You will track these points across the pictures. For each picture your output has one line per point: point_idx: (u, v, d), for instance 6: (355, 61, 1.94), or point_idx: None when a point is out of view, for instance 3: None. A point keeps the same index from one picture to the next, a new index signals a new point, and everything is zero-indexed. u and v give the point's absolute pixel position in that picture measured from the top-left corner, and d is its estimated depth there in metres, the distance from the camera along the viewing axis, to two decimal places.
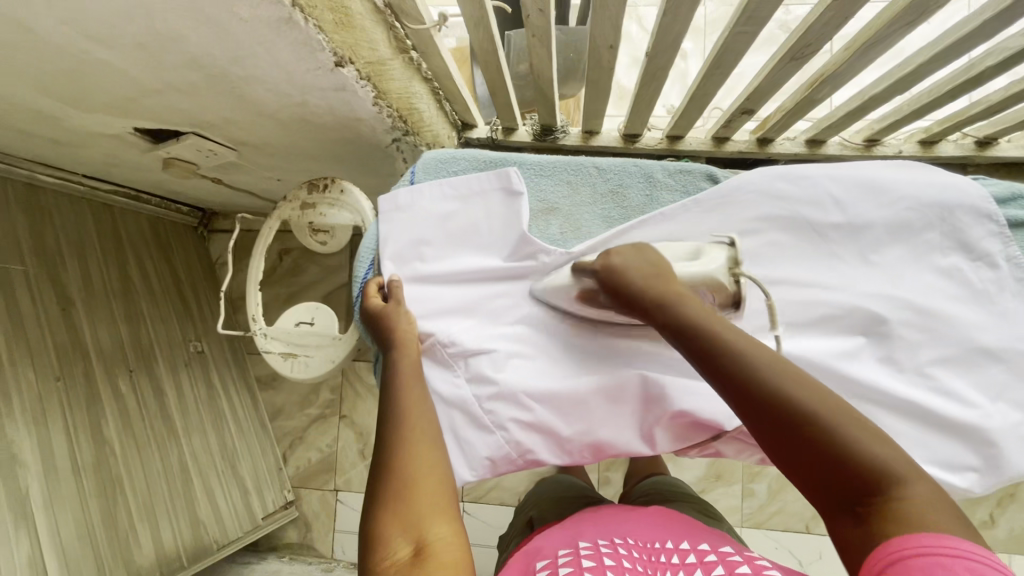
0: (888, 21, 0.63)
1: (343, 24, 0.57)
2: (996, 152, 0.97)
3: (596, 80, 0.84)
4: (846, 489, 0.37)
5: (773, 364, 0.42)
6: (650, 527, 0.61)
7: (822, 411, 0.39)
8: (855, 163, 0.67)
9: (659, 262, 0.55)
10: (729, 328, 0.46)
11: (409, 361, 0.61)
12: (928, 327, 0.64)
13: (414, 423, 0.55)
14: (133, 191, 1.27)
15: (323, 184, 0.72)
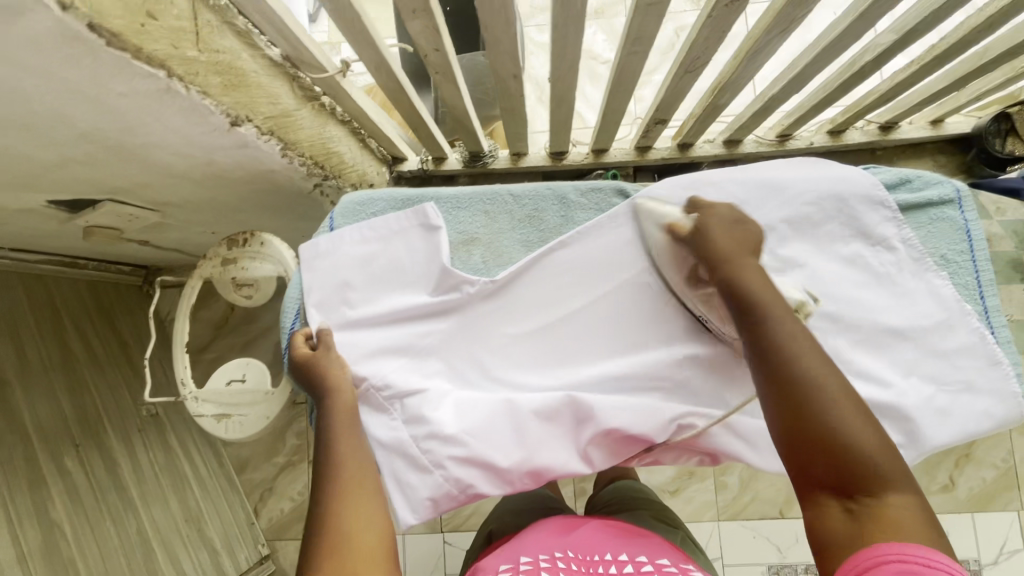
0: (763, 31, 0.67)
1: (236, 84, 0.58)
2: (899, 135, 1.03)
3: (511, 107, 0.87)
4: (837, 482, 0.46)
5: (823, 367, 0.49)
6: (596, 533, 0.65)
7: (846, 417, 0.47)
8: (754, 165, 0.70)
9: (750, 234, 0.60)
10: (796, 323, 0.52)
11: (342, 411, 0.61)
12: (837, 315, 0.67)
13: (351, 478, 0.55)
14: (66, 257, 1.19)
15: (242, 238, 0.72)
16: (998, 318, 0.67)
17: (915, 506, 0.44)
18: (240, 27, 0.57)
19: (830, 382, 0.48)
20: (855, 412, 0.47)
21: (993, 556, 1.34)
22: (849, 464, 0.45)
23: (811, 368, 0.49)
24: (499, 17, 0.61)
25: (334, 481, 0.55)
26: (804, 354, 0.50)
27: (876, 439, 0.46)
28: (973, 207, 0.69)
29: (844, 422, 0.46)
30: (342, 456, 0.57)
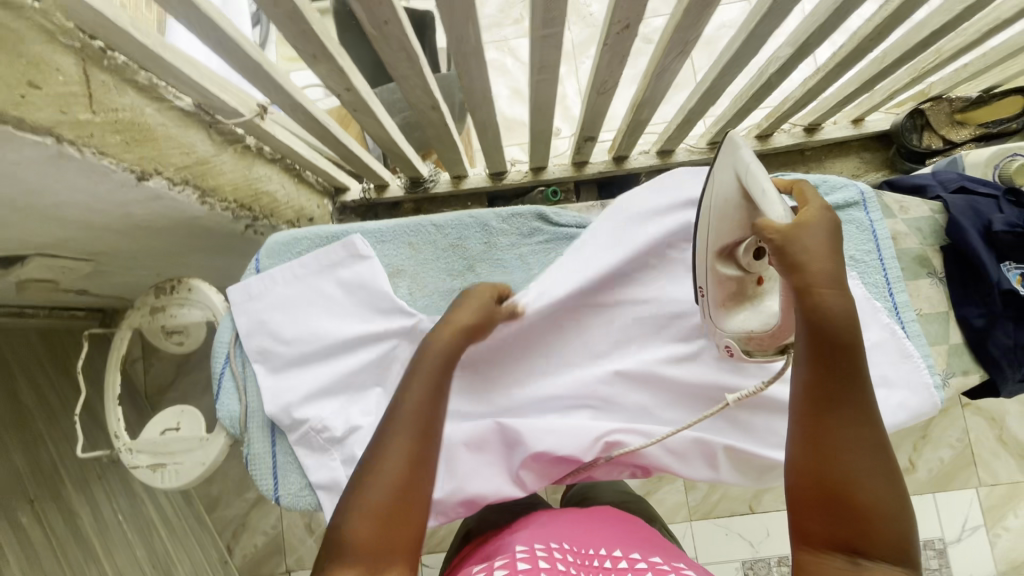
0: (662, 53, 0.69)
1: (141, 139, 0.59)
2: (824, 136, 1.06)
3: (438, 134, 0.88)
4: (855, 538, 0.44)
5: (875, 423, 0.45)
6: (587, 532, 0.60)
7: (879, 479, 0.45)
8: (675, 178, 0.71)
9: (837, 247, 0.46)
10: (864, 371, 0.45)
11: (443, 350, 0.55)
12: None
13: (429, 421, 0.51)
14: (13, 307, 1.11)
15: (170, 286, 0.72)
16: (908, 313, 0.69)
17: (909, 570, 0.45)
18: (144, 83, 0.58)
19: (869, 454, 0.45)
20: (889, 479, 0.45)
21: (957, 534, 1.37)
22: (871, 527, 0.44)
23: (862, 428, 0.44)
24: (401, 56, 0.63)
25: (412, 417, 0.50)
26: (865, 410, 0.45)
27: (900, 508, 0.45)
28: (878, 207, 0.72)
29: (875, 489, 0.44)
30: (427, 396, 0.52)
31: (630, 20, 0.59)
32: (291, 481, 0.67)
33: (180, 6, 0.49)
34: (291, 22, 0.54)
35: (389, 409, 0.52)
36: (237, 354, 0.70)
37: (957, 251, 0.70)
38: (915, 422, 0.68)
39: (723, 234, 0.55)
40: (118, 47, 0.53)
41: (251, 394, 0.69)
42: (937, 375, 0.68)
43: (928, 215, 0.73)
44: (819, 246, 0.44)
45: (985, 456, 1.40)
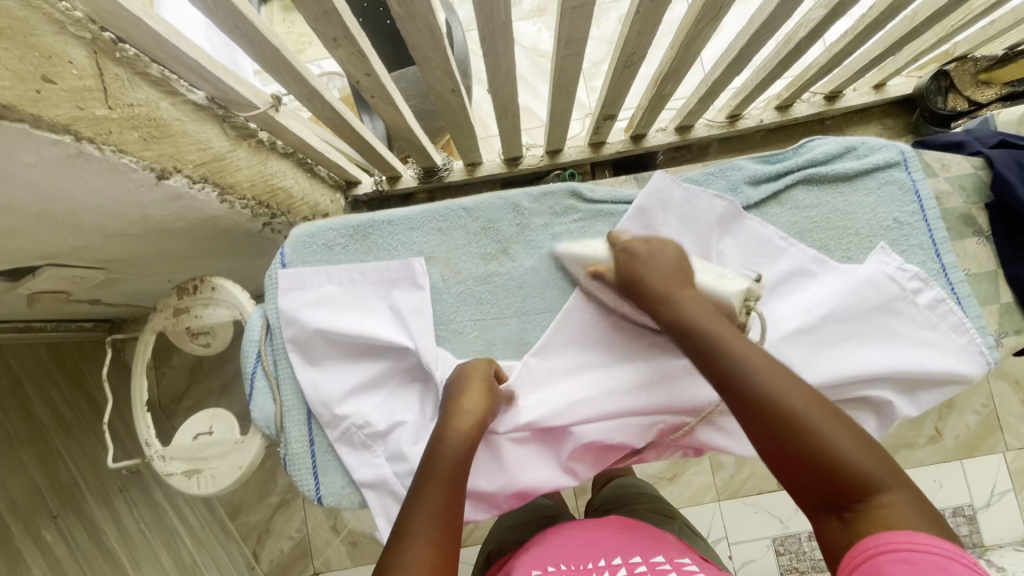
0: (693, 21, 0.66)
1: (158, 135, 0.56)
2: (844, 104, 1.04)
3: (455, 119, 0.85)
4: (835, 496, 0.44)
5: (767, 368, 0.47)
6: (585, 539, 0.61)
7: (806, 410, 0.45)
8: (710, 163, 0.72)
9: (680, 262, 0.59)
10: (732, 339, 0.50)
11: (463, 436, 0.53)
12: (793, 288, 0.68)
13: (457, 493, 0.48)
14: (21, 322, 1.08)
15: (192, 286, 0.69)
16: (955, 273, 0.67)
17: (912, 499, 0.43)
18: (156, 76, 0.55)
19: (788, 394, 0.46)
20: (828, 416, 0.45)
21: (986, 500, 1.37)
22: (834, 474, 0.43)
23: (759, 376, 0.47)
24: (424, 36, 0.60)
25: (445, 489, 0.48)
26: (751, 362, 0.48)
27: (856, 442, 0.44)
28: (919, 166, 0.70)
29: (823, 433, 0.44)
30: (456, 461, 0.50)
31: None
32: (333, 479, 0.65)
33: None
34: (314, 3, 0.50)
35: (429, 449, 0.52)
36: (268, 352, 0.67)
37: (1003, 207, 0.68)
38: (968, 385, 0.66)
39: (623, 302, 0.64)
40: (131, 36, 0.49)
41: (285, 391, 0.66)
42: (988, 337, 0.66)
43: (970, 172, 0.71)
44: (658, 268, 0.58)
45: (1010, 420, 1.40)
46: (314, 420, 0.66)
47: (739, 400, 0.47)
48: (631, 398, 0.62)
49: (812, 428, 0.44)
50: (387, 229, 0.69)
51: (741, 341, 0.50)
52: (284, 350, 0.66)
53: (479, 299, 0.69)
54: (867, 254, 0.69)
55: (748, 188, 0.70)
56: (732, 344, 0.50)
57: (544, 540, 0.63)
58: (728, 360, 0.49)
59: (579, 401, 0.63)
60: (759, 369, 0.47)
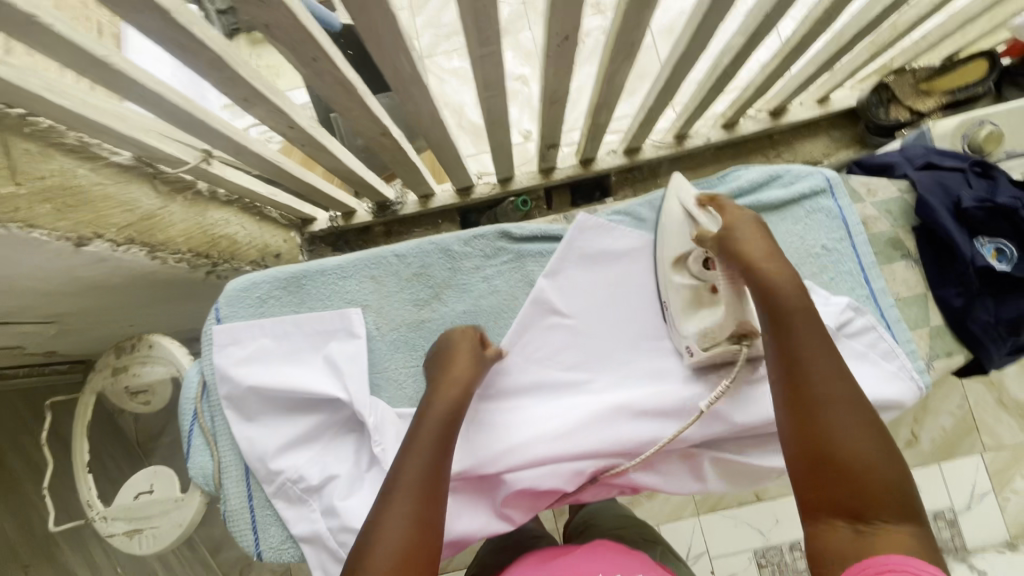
0: (609, 58, 0.67)
1: (75, 203, 0.57)
2: (790, 118, 1.04)
3: (394, 158, 0.86)
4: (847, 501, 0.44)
5: (831, 369, 0.48)
6: (577, 560, 0.59)
7: (855, 421, 0.46)
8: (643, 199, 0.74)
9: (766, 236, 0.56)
10: (806, 328, 0.50)
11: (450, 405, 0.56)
12: None
13: (432, 477, 0.50)
14: None
15: (130, 344, 0.70)
16: (885, 299, 0.69)
17: (920, 533, 0.43)
18: (74, 144, 0.56)
19: (843, 396, 0.47)
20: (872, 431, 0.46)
21: (966, 502, 1.35)
22: (856, 480, 0.44)
23: (821, 372, 0.47)
24: (337, 89, 0.60)
25: (416, 474, 0.50)
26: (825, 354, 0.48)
27: (888, 463, 0.45)
28: (845, 193, 0.72)
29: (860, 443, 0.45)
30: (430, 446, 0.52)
31: (568, 31, 0.57)
32: (272, 534, 0.65)
33: (86, 66, 0.46)
34: (215, 70, 0.51)
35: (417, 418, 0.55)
36: (204, 410, 0.68)
37: (928, 229, 0.71)
38: (903, 410, 0.67)
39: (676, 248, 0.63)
40: (39, 112, 0.50)
41: (223, 449, 0.67)
42: (919, 361, 0.68)
43: (896, 196, 0.74)
44: (750, 229, 0.56)
45: (986, 421, 1.39)
46: (251, 475, 0.67)
47: (793, 380, 0.48)
48: (559, 444, 0.63)
49: (846, 438, 0.45)
50: (319, 280, 0.70)
51: (814, 328, 0.50)
52: (219, 405, 0.67)
53: (414, 346, 0.70)
54: (795, 288, 0.69)
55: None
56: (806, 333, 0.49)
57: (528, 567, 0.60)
58: (797, 343, 0.49)
59: (509, 449, 0.63)
60: (827, 369, 0.48)
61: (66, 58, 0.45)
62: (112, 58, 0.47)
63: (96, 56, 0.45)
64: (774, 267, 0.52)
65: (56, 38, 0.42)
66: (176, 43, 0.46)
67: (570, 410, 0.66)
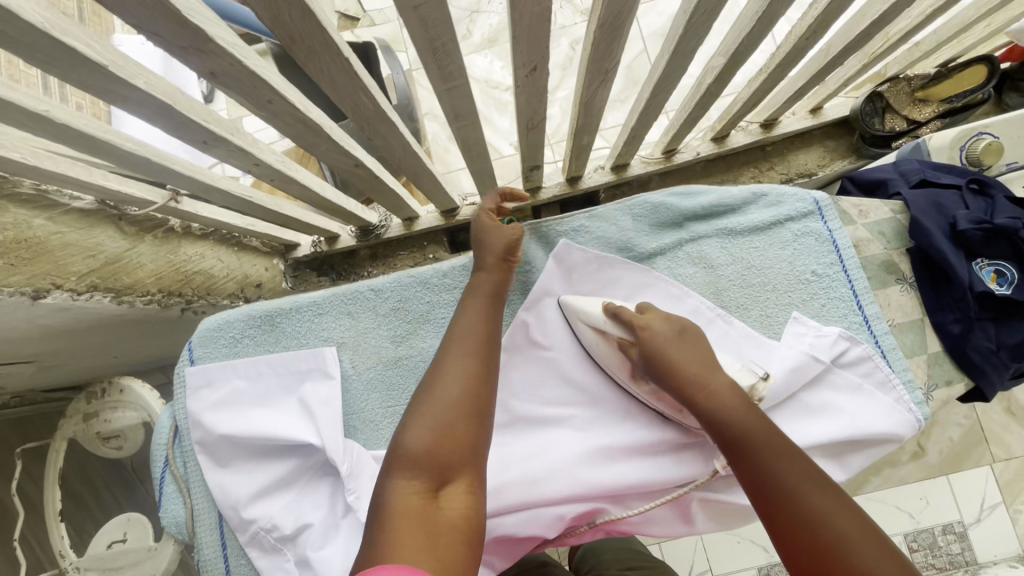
0: (584, 84, 0.65)
1: (31, 256, 0.55)
2: (781, 130, 1.02)
3: (372, 186, 0.84)
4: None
5: (793, 465, 0.47)
6: None
7: (831, 515, 0.44)
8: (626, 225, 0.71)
9: (691, 335, 0.57)
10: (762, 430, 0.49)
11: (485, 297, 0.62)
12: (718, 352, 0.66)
13: (481, 344, 0.56)
14: None
15: (101, 389, 0.70)
16: (880, 326, 0.66)
17: None
18: (29, 193, 0.54)
19: (833, 509, 0.44)
20: (869, 537, 0.42)
21: (976, 515, 1.31)
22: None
23: (799, 488, 0.45)
24: (300, 128, 0.58)
25: (471, 344, 0.56)
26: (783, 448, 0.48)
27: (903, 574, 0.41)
28: (836, 215, 0.69)
29: (865, 557, 0.41)
30: (481, 326, 0.58)
31: (536, 62, 0.55)
32: None
33: (26, 122, 0.44)
34: (166, 118, 0.49)
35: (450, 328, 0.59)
36: (176, 455, 0.66)
37: (923, 251, 0.68)
38: (901, 442, 0.64)
39: (619, 368, 0.63)
40: None
41: (195, 494, 0.65)
42: (918, 392, 0.64)
43: (889, 217, 0.71)
44: (671, 343, 0.56)
45: (994, 430, 1.35)
46: (225, 523, 0.64)
47: (762, 480, 0.47)
48: (540, 485, 0.61)
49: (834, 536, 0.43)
50: (295, 318, 0.69)
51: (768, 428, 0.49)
52: (191, 450, 0.65)
53: (391, 384, 0.68)
54: (784, 321, 0.67)
55: (657, 253, 0.70)
56: (769, 440, 0.48)
57: None
58: (756, 440, 0.48)
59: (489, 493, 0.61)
60: (806, 479, 0.45)
61: (2, 116, 0.43)
62: (54, 113, 0.45)
63: (36, 112, 0.43)
64: (706, 386, 0.53)
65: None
66: (118, 95, 0.44)
67: (551, 449, 0.64)
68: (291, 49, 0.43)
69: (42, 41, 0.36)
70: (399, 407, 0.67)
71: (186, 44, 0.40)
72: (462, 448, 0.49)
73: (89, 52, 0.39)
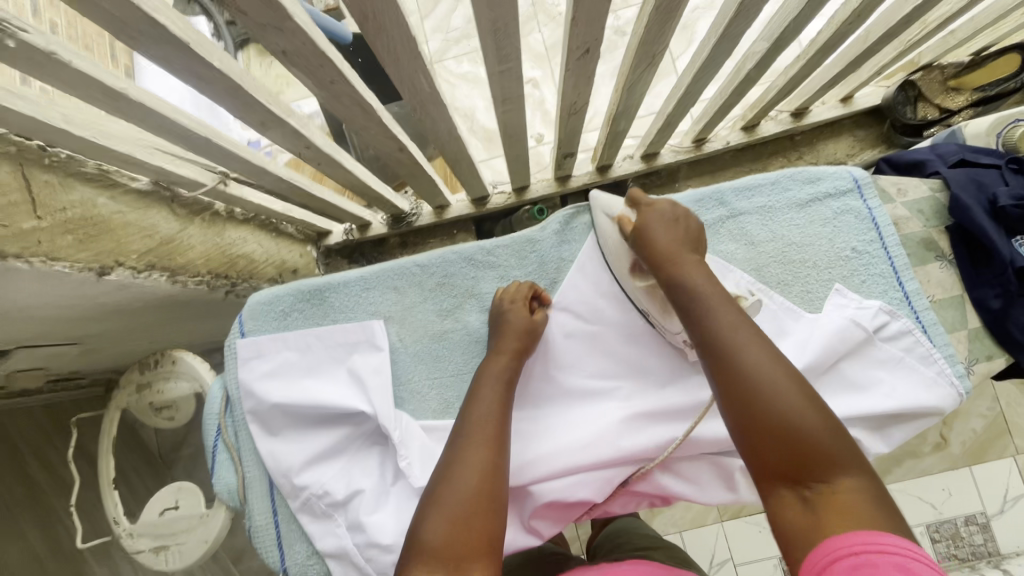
0: (630, 67, 0.65)
1: (97, 233, 0.57)
2: (812, 119, 1.02)
3: (411, 172, 0.85)
4: (794, 473, 0.46)
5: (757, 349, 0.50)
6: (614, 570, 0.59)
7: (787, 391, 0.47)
8: None
9: (684, 229, 0.62)
10: (727, 320, 0.52)
11: (504, 368, 0.63)
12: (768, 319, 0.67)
13: (495, 436, 0.56)
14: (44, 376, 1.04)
15: (154, 361, 0.74)
16: (920, 301, 0.67)
17: (870, 488, 0.44)
18: (93, 172, 0.55)
19: (773, 372, 0.48)
20: (802, 396, 0.47)
21: (999, 506, 1.31)
22: (809, 455, 0.45)
23: (745, 355, 0.49)
24: (355, 109, 0.60)
25: (485, 423, 0.57)
26: (750, 331, 0.51)
27: (824, 426, 0.46)
28: (875, 192, 0.70)
29: (797, 412, 0.46)
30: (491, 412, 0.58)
31: (589, 44, 0.56)
32: (298, 551, 0.67)
33: (103, 99, 0.46)
34: (233, 98, 0.51)
35: (463, 407, 0.60)
36: (228, 424, 0.70)
37: (962, 228, 0.69)
38: (942, 416, 0.65)
39: (622, 265, 0.67)
40: (61, 144, 0.49)
41: (247, 464, 0.69)
42: (958, 365, 0.65)
43: (928, 195, 0.73)
44: (664, 230, 0.61)
45: (1018, 421, 1.35)
46: (276, 491, 0.68)
47: (729, 365, 0.50)
48: (588, 452, 0.63)
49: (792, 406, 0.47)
50: (342, 292, 0.72)
51: (732, 316, 0.52)
52: (241, 417, 0.69)
53: (435, 357, 0.71)
54: (825, 299, 0.68)
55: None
56: (720, 312, 0.53)
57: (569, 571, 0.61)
58: (722, 333, 0.51)
59: (535, 461, 0.64)
60: (748, 343, 0.50)
61: (81, 91, 0.44)
62: (130, 90, 0.46)
63: (115, 89, 0.45)
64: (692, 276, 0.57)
65: (75, 73, 0.41)
66: (192, 72, 0.46)
67: (595, 419, 0.66)
68: (363, 27, 0.44)
69: (136, 17, 0.37)
70: (444, 378, 0.70)
71: (265, 21, 0.41)
72: (474, 529, 0.49)
73: (174, 29, 0.40)
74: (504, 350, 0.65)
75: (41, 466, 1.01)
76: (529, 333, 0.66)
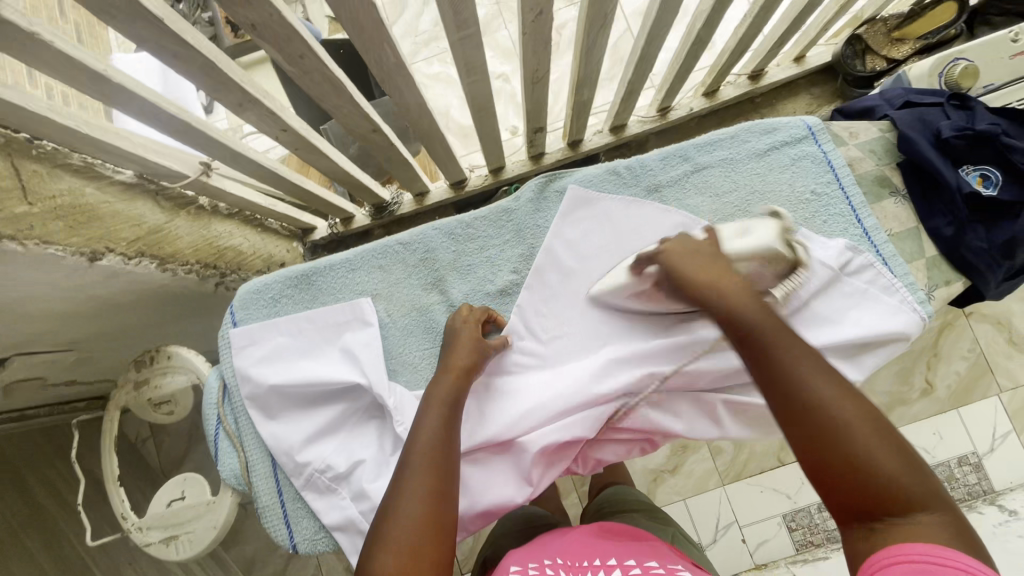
0: (585, 31, 0.69)
1: (86, 221, 0.59)
2: (768, 80, 1.06)
3: (387, 156, 0.88)
4: (868, 505, 0.44)
5: (817, 376, 0.47)
6: (589, 541, 0.60)
7: (850, 422, 0.45)
8: (633, 163, 0.75)
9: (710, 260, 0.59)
10: (782, 341, 0.49)
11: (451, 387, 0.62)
12: None
13: (441, 461, 0.54)
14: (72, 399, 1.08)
15: (149, 357, 0.76)
16: (879, 236, 0.70)
17: (941, 518, 0.43)
18: (79, 164, 0.57)
19: (834, 398, 0.46)
20: (873, 426, 0.45)
21: (989, 445, 1.35)
22: (871, 484, 0.44)
23: (804, 382, 0.47)
24: (327, 86, 0.63)
25: (432, 450, 0.55)
26: (805, 355, 0.49)
27: (895, 454, 0.44)
28: (829, 137, 0.73)
29: (864, 443, 0.45)
30: (437, 435, 0.57)
31: (542, 6, 0.59)
32: (305, 526, 0.69)
33: (86, 82, 0.48)
34: (208, 76, 0.54)
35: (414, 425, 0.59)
36: (226, 412, 0.72)
37: (913, 163, 0.74)
38: (909, 342, 0.68)
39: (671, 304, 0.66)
40: (48, 135, 0.52)
41: (248, 446, 0.70)
42: (920, 292, 0.68)
43: (878, 136, 0.77)
44: (699, 268, 0.58)
45: (1000, 361, 1.39)
46: (279, 470, 0.70)
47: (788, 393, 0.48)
48: (576, 400, 0.66)
49: (852, 435, 0.45)
50: (328, 275, 0.74)
51: (789, 338, 0.50)
52: (237, 402, 0.71)
53: (424, 328, 0.74)
54: (789, 238, 0.71)
55: (664, 186, 0.74)
56: (776, 344, 0.49)
57: (546, 538, 0.64)
58: (777, 358, 0.49)
59: (526, 415, 0.66)
60: (816, 374, 0.47)
61: (63, 72, 0.46)
62: (110, 73, 0.49)
63: (95, 70, 0.47)
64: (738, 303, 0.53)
65: (57, 54, 0.44)
66: (166, 50, 0.48)
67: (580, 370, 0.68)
68: None
69: None
70: (432, 348, 0.73)
71: None
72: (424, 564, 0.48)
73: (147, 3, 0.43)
74: (455, 364, 0.64)
75: (42, 483, 1.01)
76: (478, 347, 0.66)
